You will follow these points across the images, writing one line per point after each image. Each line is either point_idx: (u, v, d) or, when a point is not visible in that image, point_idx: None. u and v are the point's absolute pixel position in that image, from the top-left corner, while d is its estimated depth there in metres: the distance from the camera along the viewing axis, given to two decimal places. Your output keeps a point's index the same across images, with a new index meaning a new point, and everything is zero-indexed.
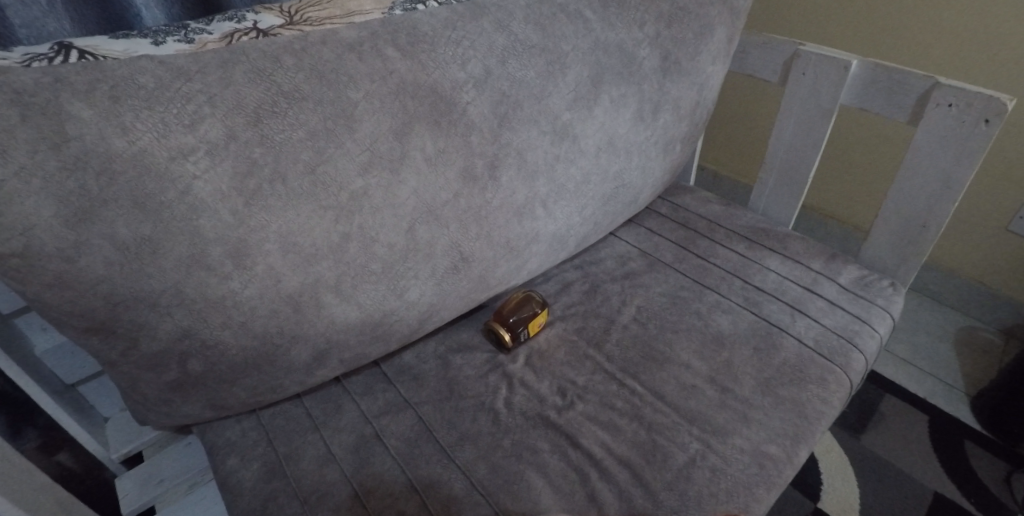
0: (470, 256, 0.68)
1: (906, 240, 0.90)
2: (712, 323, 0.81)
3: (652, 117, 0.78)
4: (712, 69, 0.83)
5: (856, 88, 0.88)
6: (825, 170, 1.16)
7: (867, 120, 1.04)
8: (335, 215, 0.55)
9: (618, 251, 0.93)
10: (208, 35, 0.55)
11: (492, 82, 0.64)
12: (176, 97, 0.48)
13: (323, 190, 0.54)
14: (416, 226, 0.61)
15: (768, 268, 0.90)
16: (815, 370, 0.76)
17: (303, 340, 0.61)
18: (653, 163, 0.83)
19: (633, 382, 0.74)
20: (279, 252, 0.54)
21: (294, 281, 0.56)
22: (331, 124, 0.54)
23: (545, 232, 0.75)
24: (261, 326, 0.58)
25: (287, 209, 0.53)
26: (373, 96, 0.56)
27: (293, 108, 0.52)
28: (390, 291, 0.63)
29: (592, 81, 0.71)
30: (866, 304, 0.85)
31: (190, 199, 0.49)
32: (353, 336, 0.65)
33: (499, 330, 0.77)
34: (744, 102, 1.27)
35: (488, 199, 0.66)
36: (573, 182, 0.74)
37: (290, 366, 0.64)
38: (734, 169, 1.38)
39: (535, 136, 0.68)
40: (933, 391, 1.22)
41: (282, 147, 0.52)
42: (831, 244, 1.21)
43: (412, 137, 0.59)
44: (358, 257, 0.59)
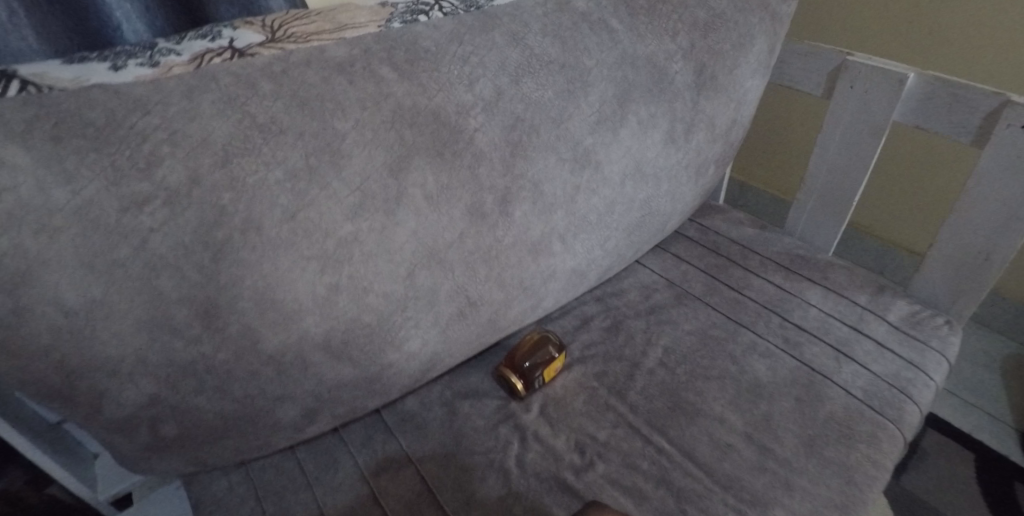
0: (479, 300, 0.60)
1: (966, 273, 0.80)
2: (748, 369, 0.72)
3: (685, 138, 0.70)
4: (751, 84, 0.74)
5: (912, 103, 0.78)
6: (875, 189, 1.07)
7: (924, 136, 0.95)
8: (320, 265, 0.48)
9: (642, 281, 0.85)
10: (176, 57, 0.48)
11: (504, 105, 0.55)
12: (131, 135, 0.41)
13: (305, 237, 0.46)
14: (416, 272, 0.53)
15: (809, 302, 0.81)
16: (865, 427, 0.67)
17: (289, 399, 0.54)
18: (683, 188, 0.75)
19: (660, 439, 0.66)
20: (256, 310, 0.46)
21: (275, 340, 0.49)
22: (314, 160, 0.46)
23: (562, 268, 0.67)
24: (239, 389, 0.51)
25: (264, 262, 0.45)
26: (365, 126, 0.48)
27: (269, 143, 0.44)
28: (387, 344, 0.56)
29: (618, 99, 0.62)
30: (920, 346, 0.76)
31: (148, 255, 0.42)
32: (346, 391, 0.58)
33: (511, 377, 0.70)
34: (781, 115, 1.17)
35: (500, 237, 0.58)
36: (595, 213, 0.66)
37: (276, 425, 0.57)
38: (771, 185, 1.28)
39: (553, 164, 0.59)
40: (979, 426, 1.13)
41: (256, 191, 0.44)
42: (880, 269, 1.13)
43: (411, 172, 0.50)
44: (348, 311, 0.51)
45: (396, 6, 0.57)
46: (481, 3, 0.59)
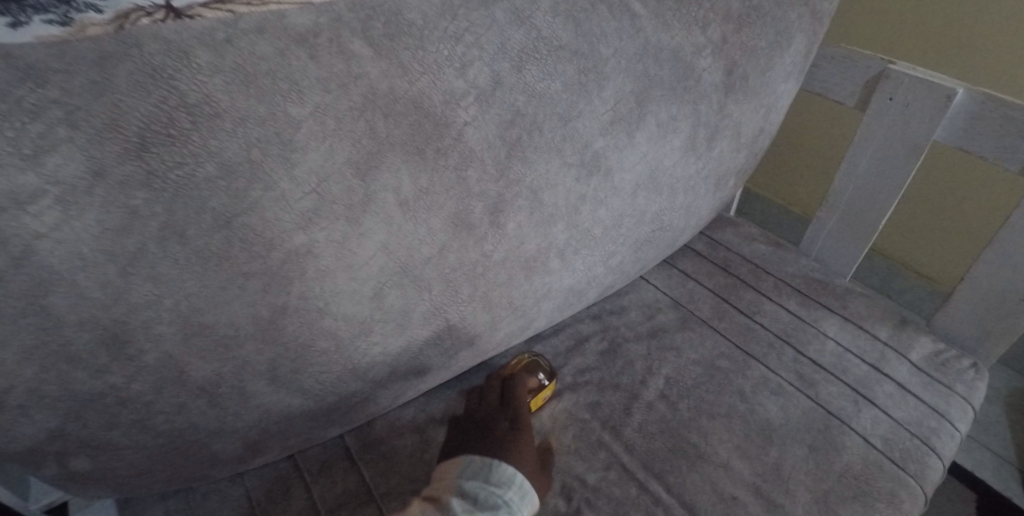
0: (459, 322, 0.52)
1: (998, 314, 0.73)
2: (758, 408, 0.65)
3: (707, 146, 0.61)
4: (782, 89, 0.66)
5: (958, 121, 0.70)
6: (901, 215, 1.03)
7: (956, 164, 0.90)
8: (264, 283, 0.38)
9: (644, 299, 0.77)
10: (95, 13, 0.39)
11: (502, 96, 0.45)
12: (14, 111, 0.31)
13: (244, 249, 0.37)
14: (384, 292, 0.44)
15: (826, 334, 0.73)
16: (886, 483, 0.60)
17: (228, 432, 0.46)
18: (699, 201, 0.67)
19: (657, 486, 0.58)
20: (180, 336, 0.38)
21: (205, 370, 0.40)
22: (256, 153, 0.36)
23: (559, 287, 0.59)
24: (164, 423, 0.42)
25: (190, 279, 0.36)
26: (325, 113, 0.38)
27: (199, 130, 0.35)
28: (348, 373, 0.47)
29: (636, 97, 0.53)
30: (945, 391, 0.69)
31: (34, 268, 0.32)
32: (298, 423, 0.49)
33: (491, 392, 0.61)
34: (807, 126, 1.08)
35: (488, 252, 0.49)
36: (601, 226, 0.58)
37: (213, 458, 0.48)
38: (790, 198, 1.20)
39: (556, 169, 0.50)
40: (982, 464, 1.07)
41: (182, 190, 0.35)
42: (896, 294, 1.10)
43: (381, 171, 0.40)
44: (298, 337, 0.42)
45: None
46: None
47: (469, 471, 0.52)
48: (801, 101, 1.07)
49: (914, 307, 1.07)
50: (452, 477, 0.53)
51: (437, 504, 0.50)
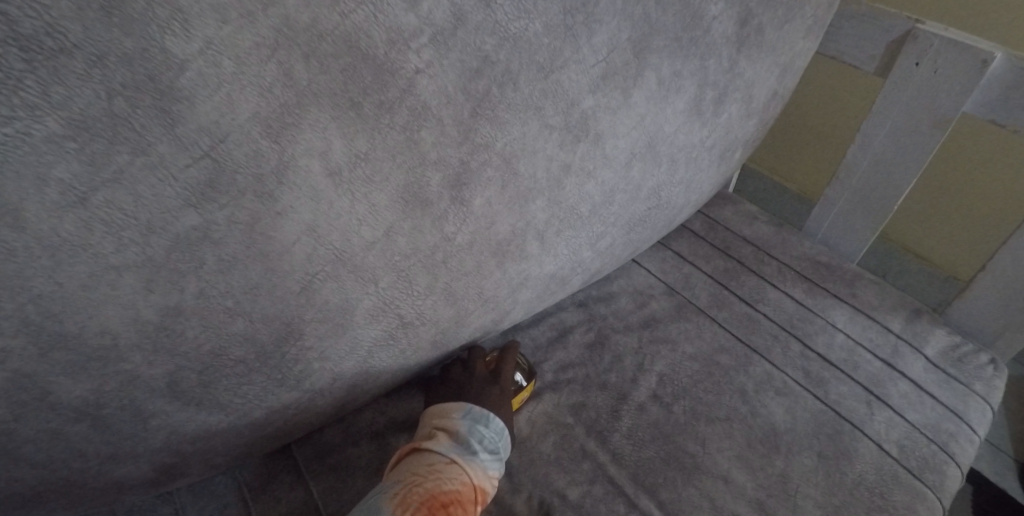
0: (416, 319, 0.43)
1: (1021, 306, 0.66)
2: (760, 411, 0.57)
3: (713, 110, 0.52)
4: (801, 46, 0.57)
5: (993, 90, 0.62)
6: (919, 200, 0.96)
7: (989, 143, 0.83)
8: (147, 279, 0.29)
9: (634, 284, 0.69)
10: None
11: (467, 37, 0.35)
12: None
13: (114, 235, 0.28)
14: (316, 286, 0.36)
15: (835, 326, 0.66)
16: (902, 496, 0.53)
17: (126, 458, 0.37)
18: (702, 175, 0.58)
19: (647, 502, 0.51)
20: (31, 350, 0.28)
21: (78, 389, 0.31)
22: (119, 104, 0.26)
23: (538, 274, 0.51)
24: (34, 455, 0.33)
25: (36, 276, 0.27)
26: (219, 51, 0.27)
27: (31, 71, 0.24)
28: (276, 382, 0.39)
29: (635, 47, 0.43)
30: (963, 390, 0.62)
31: None
32: (219, 441, 0.41)
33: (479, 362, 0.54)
34: (818, 97, 1.00)
35: (450, 235, 0.41)
36: (588, 204, 0.49)
37: (113, 487, 0.39)
38: (794, 177, 1.12)
39: (535, 133, 0.41)
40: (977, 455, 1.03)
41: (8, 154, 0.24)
42: (907, 285, 1.03)
43: (305, 133, 0.31)
44: (203, 343, 0.33)
45: None
46: None
47: (471, 416, 0.49)
48: (813, 66, 0.98)
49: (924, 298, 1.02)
50: (457, 414, 0.49)
51: (452, 439, 0.48)
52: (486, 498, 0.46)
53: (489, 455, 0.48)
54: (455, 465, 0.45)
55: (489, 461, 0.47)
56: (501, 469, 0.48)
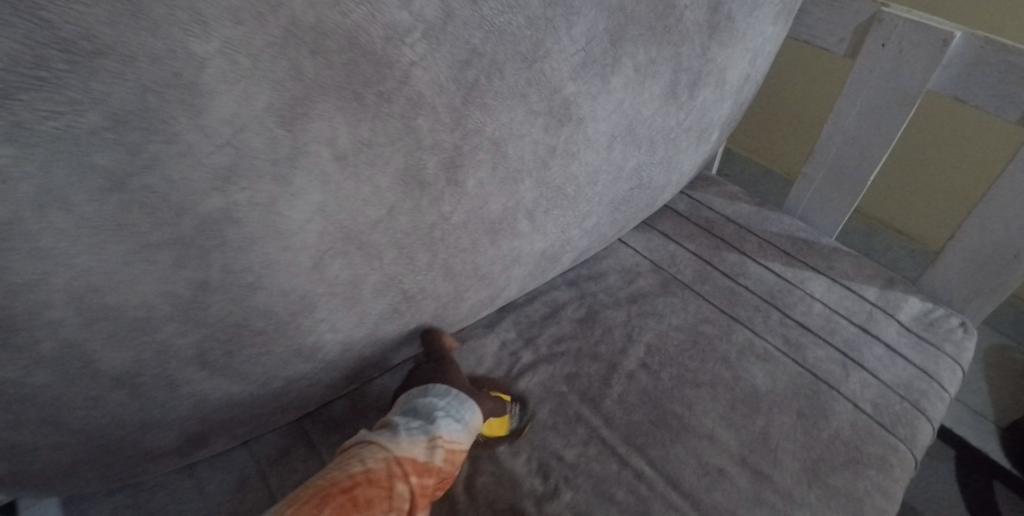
0: (417, 293, 0.48)
1: (987, 271, 0.70)
2: (743, 376, 0.61)
3: (689, 94, 0.56)
4: (770, 30, 0.60)
5: (953, 68, 0.65)
6: (891, 174, 0.99)
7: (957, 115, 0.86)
8: (179, 256, 0.33)
9: (623, 263, 0.72)
10: None
11: (456, 32, 0.38)
12: None
13: (150, 216, 0.31)
14: (328, 262, 0.39)
15: (813, 296, 0.70)
16: (876, 449, 0.57)
17: (157, 425, 0.41)
18: (682, 155, 0.62)
19: (638, 460, 0.55)
20: (80, 320, 0.32)
21: (119, 357, 0.35)
22: (150, 99, 0.29)
23: (529, 251, 0.55)
24: (77, 420, 0.37)
25: (84, 253, 0.30)
26: (236, 49, 0.31)
27: (74, 71, 0.28)
28: (293, 352, 0.43)
29: (613, 37, 0.47)
30: (934, 352, 0.66)
31: None
32: (241, 410, 0.44)
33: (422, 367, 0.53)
34: (791, 79, 1.04)
35: (447, 214, 0.45)
36: (573, 184, 0.53)
37: (145, 455, 0.43)
38: (772, 157, 1.16)
39: (521, 118, 0.45)
40: (959, 421, 1.07)
41: (57, 145, 0.28)
42: (883, 257, 1.07)
43: (312, 124, 0.35)
44: (229, 315, 0.37)
45: None
46: None
47: (406, 402, 0.48)
48: (788, 50, 1.02)
49: (898, 269, 1.05)
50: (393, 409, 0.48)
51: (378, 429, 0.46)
52: (411, 471, 0.42)
53: (411, 429, 0.44)
54: (371, 446, 0.43)
55: (407, 431, 0.44)
56: (425, 437, 0.44)
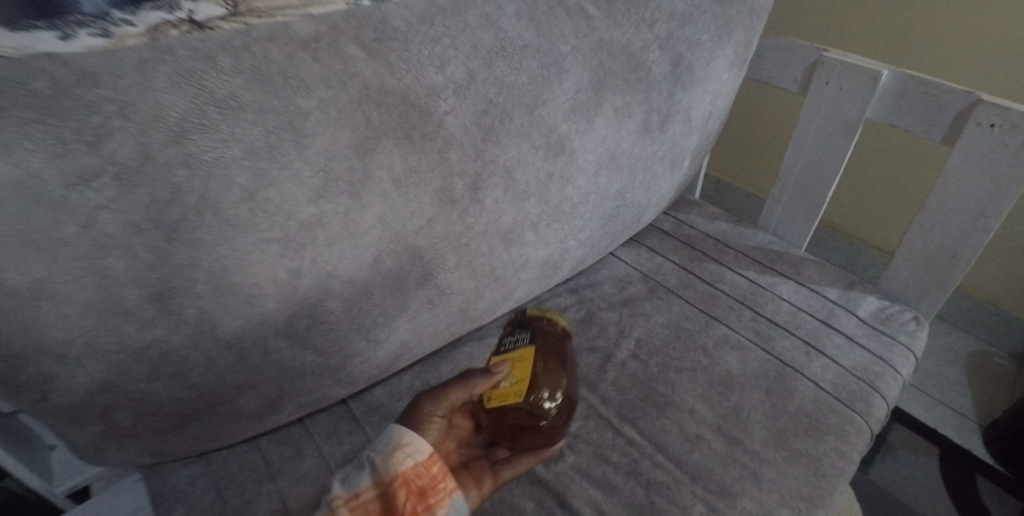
0: (447, 288, 0.60)
1: (933, 271, 0.81)
2: (719, 362, 0.72)
3: (661, 130, 0.70)
4: (726, 76, 0.74)
5: (884, 101, 0.79)
6: (846, 190, 1.14)
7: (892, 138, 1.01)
8: (282, 248, 0.47)
9: (616, 273, 0.85)
10: (131, 28, 0.45)
11: (476, 88, 0.55)
12: (78, 108, 0.39)
13: (265, 219, 0.45)
14: (383, 257, 0.53)
15: (781, 297, 0.81)
16: (834, 419, 0.67)
17: (250, 387, 0.53)
18: (659, 180, 0.75)
19: (630, 430, 0.66)
20: (213, 293, 0.45)
21: (234, 325, 0.47)
22: (274, 138, 0.45)
23: (534, 258, 0.67)
24: (197, 377, 0.49)
25: (222, 243, 0.44)
26: (330, 104, 0.47)
27: (227, 119, 0.43)
28: (353, 330, 0.55)
29: (594, 88, 0.62)
30: (888, 341, 0.77)
31: (94, 234, 0.39)
32: (310, 379, 0.56)
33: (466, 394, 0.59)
34: (755, 108, 1.19)
35: (471, 224, 0.58)
36: (569, 202, 0.66)
37: (237, 415, 0.55)
38: (745, 179, 1.30)
39: (525, 151, 0.60)
40: (943, 421, 1.15)
41: (213, 168, 0.42)
42: (848, 265, 1.19)
43: (376, 154, 0.50)
44: (312, 295, 0.50)
45: None
46: None
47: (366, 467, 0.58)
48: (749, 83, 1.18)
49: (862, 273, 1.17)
50: None
51: None
52: None
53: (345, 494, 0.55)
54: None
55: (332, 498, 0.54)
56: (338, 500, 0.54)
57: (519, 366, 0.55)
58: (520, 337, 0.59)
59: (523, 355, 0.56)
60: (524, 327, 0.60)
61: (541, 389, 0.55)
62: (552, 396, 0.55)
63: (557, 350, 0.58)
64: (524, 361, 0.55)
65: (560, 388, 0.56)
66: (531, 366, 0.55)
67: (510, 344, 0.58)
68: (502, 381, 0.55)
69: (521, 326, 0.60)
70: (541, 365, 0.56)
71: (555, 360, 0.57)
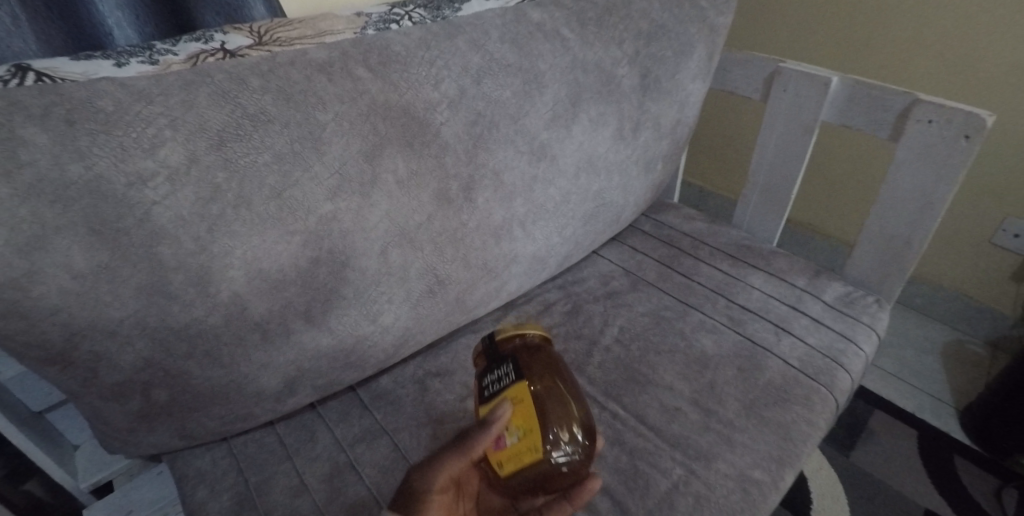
0: (446, 278, 0.68)
1: (890, 257, 0.88)
2: (696, 344, 0.79)
3: (633, 136, 0.78)
4: (692, 87, 0.83)
5: (836, 105, 0.87)
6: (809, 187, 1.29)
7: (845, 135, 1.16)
8: (303, 239, 0.55)
9: (600, 270, 0.92)
10: (173, 56, 0.54)
11: (467, 102, 0.64)
12: (136, 121, 0.47)
13: (290, 214, 0.53)
14: (389, 249, 0.61)
15: (752, 286, 0.89)
16: (801, 391, 0.74)
17: (271, 367, 0.59)
18: (635, 181, 0.83)
19: (615, 405, 0.72)
20: (245, 278, 0.53)
21: (262, 307, 0.55)
22: (297, 146, 0.53)
23: (523, 253, 0.75)
24: (227, 356, 0.56)
25: (252, 234, 0.52)
26: (342, 118, 0.56)
27: (258, 131, 0.52)
28: (363, 315, 0.62)
29: (570, 99, 0.71)
30: (852, 322, 0.84)
31: (149, 226, 0.47)
32: (325, 362, 0.63)
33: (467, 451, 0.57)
34: (727, 115, 1.38)
35: (465, 221, 0.66)
36: (553, 201, 0.74)
37: (260, 395, 0.62)
38: (724, 182, 1.47)
39: (511, 156, 0.68)
40: (922, 406, 1.21)
41: (247, 171, 0.51)
42: (816, 255, 1.34)
43: (383, 159, 0.58)
44: (328, 281, 0.58)
45: (369, 16, 0.67)
46: (446, 15, 0.69)
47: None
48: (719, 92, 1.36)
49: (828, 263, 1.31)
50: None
51: None
52: None
53: None
54: None
55: None
56: None
57: (521, 411, 0.54)
58: (507, 371, 0.57)
59: (521, 393, 0.55)
60: (507, 358, 0.58)
61: (551, 426, 0.54)
62: (567, 432, 0.55)
63: (550, 374, 0.58)
64: (527, 401, 0.55)
65: (570, 420, 0.56)
66: (531, 406, 0.54)
67: (498, 384, 0.57)
68: (510, 436, 0.54)
69: (503, 359, 0.59)
70: (544, 398, 0.56)
71: (551, 390, 0.57)
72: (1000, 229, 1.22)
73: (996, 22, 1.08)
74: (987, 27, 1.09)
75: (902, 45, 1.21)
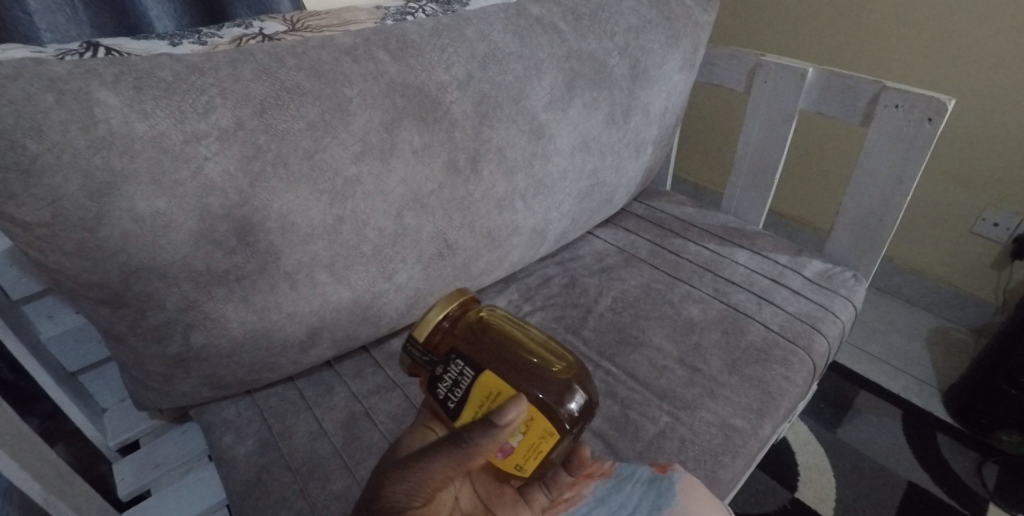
0: (454, 243, 0.75)
1: (865, 235, 0.96)
2: (683, 311, 0.86)
3: (624, 120, 0.87)
4: (679, 77, 0.92)
5: (812, 94, 0.94)
6: (790, 180, 1.52)
7: (822, 126, 1.38)
8: (330, 199, 0.62)
9: (596, 249, 1.00)
10: (219, 39, 0.64)
11: (474, 84, 0.72)
12: (192, 89, 0.55)
13: (320, 174, 0.61)
14: (404, 212, 0.68)
15: (738, 262, 0.96)
16: (781, 352, 0.80)
17: (297, 316, 0.65)
18: (626, 163, 0.92)
19: (608, 364, 0.79)
20: (279, 230, 0.60)
21: (292, 258, 0.62)
22: (328, 116, 0.61)
23: (525, 225, 0.82)
24: (260, 301, 0.62)
25: (287, 192, 0.59)
26: (366, 94, 0.64)
27: (294, 102, 0.60)
28: (380, 272, 0.69)
29: (565, 85, 0.79)
30: (829, 293, 0.90)
31: (201, 178, 0.55)
32: (345, 315, 0.69)
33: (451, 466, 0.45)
34: (712, 115, 1.62)
35: (472, 191, 0.74)
36: (550, 178, 0.82)
37: (286, 344, 0.67)
38: (707, 178, 1.74)
39: (513, 134, 0.75)
40: (907, 387, 1.26)
41: (284, 135, 0.59)
42: (799, 239, 1.56)
43: (400, 130, 0.66)
44: (351, 238, 0.65)
45: (387, 10, 0.76)
46: (455, 10, 0.78)
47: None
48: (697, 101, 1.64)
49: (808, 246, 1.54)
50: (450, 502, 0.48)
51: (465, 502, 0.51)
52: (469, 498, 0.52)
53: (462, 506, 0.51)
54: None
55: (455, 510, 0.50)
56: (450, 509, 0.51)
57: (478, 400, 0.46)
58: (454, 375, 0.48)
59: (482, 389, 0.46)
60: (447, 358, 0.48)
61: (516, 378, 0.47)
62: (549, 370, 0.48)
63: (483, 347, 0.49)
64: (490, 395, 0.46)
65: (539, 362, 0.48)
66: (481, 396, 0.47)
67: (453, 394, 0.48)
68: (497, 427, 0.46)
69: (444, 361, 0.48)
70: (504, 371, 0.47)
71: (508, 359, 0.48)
72: (981, 217, 1.29)
73: (961, 15, 1.17)
74: (953, 18, 1.18)
75: (871, 30, 1.30)
